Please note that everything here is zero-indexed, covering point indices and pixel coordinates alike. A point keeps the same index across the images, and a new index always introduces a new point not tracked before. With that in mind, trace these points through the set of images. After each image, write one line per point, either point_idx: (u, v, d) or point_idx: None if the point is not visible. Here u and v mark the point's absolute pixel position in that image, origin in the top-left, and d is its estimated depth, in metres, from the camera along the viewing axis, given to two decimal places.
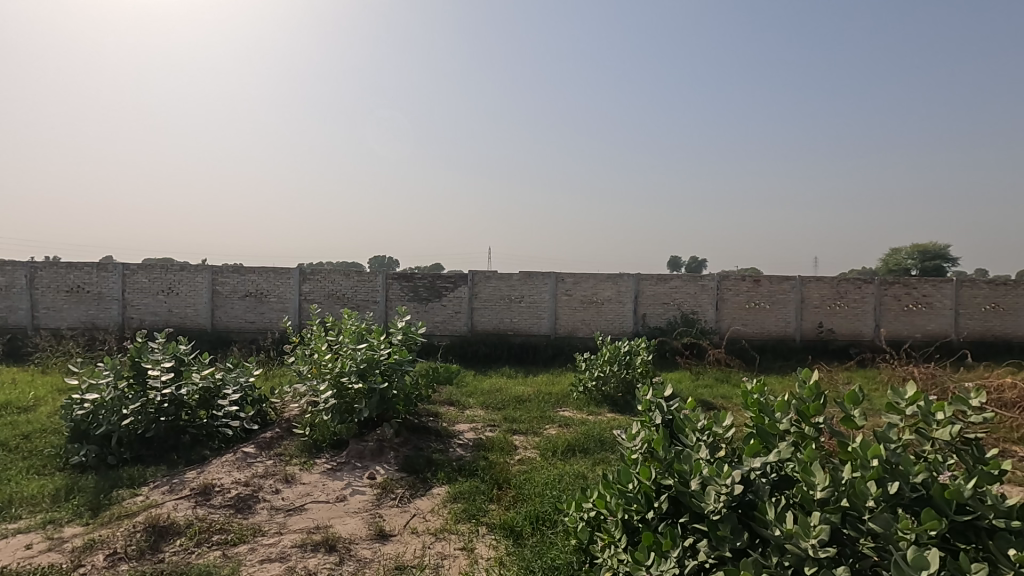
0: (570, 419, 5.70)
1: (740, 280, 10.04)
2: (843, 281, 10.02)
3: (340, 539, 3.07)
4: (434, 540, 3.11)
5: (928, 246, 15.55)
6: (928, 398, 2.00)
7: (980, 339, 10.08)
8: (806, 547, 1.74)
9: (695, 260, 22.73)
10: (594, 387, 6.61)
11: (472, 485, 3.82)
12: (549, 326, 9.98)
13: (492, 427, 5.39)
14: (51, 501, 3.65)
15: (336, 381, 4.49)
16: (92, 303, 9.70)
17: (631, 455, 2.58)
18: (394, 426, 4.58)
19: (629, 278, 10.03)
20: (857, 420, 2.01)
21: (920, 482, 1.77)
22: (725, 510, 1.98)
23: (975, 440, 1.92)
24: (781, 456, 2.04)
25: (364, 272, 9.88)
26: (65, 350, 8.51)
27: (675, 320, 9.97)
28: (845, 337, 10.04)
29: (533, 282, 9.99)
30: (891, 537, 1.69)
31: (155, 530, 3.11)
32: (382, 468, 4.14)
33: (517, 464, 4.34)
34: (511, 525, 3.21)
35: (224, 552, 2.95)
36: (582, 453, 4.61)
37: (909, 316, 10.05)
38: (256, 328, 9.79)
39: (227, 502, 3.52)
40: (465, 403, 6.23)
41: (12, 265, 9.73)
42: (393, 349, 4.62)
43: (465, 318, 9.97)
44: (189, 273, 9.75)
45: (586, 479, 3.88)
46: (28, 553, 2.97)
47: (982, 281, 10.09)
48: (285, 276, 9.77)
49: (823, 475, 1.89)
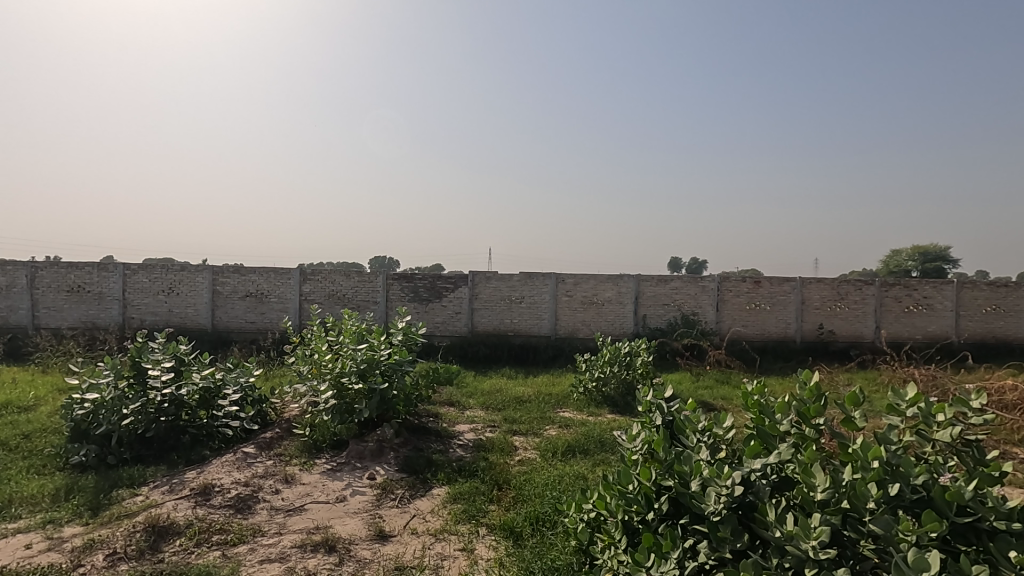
0: (570, 420, 5.69)
1: (741, 281, 10.04)
2: (844, 282, 10.01)
3: (339, 539, 3.07)
4: (434, 541, 3.11)
5: (928, 248, 15.58)
6: (928, 400, 2.00)
7: (980, 341, 10.08)
8: (806, 549, 1.74)
9: (695, 261, 22.75)
10: (594, 388, 6.60)
11: (472, 486, 3.81)
12: (550, 326, 9.98)
13: (493, 428, 5.39)
14: (51, 501, 3.65)
15: (336, 381, 4.49)
16: (93, 303, 9.70)
17: (631, 457, 2.57)
18: (394, 426, 4.58)
19: (629, 279, 10.03)
20: (857, 422, 2.01)
21: (921, 483, 1.77)
22: (725, 512, 1.98)
23: (975, 442, 1.91)
24: (782, 457, 2.04)
25: (365, 273, 9.88)
26: (66, 350, 8.51)
27: (675, 321, 9.97)
28: (845, 338, 10.03)
29: (533, 283, 9.99)
30: (891, 539, 1.68)
31: (154, 530, 3.10)
32: (382, 468, 4.13)
33: (517, 465, 4.34)
34: (511, 526, 3.20)
35: (224, 552, 2.95)
36: (582, 454, 4.61)
37: (910, 317, 10.04)
38: (257, 328, 9.80)
39: (226, 502, 3.52)
40: (465, 404, 6.22)
41: (12, 265, 9.74)
42: (394, 350, 4.63)
43: (466, 319, 9.97)
44: (190, 273, 9.75)
45: (586, 480, 3.88)
46: (27, 553, 2.97)
47: (983, 282, 10.08)
48: (285, 276, 9.77)
49: (823, 477, 1.89)
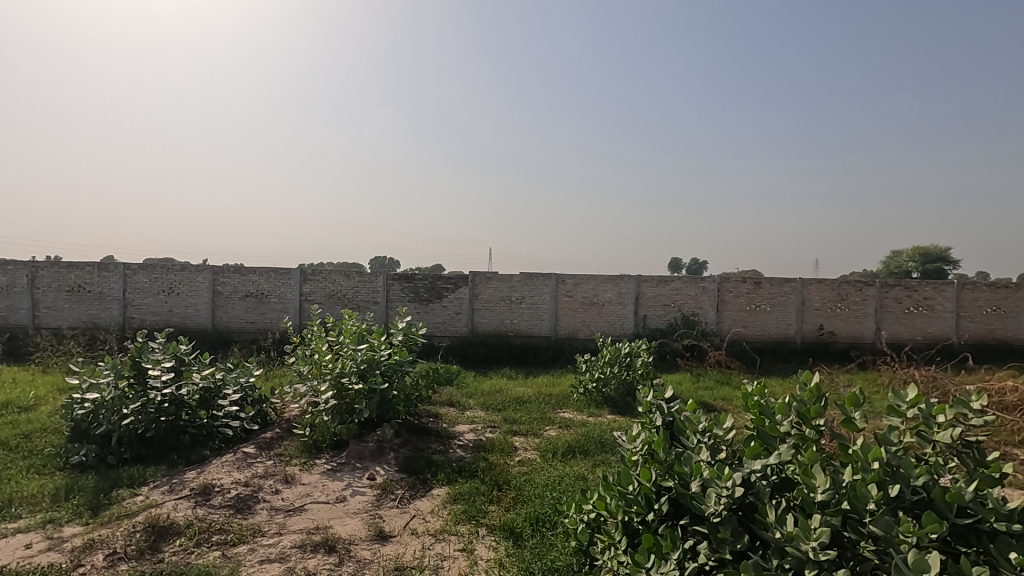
0: (570, 420, 5.69)
1: (741, 282, 10.04)
2: (844, 283, 10.01)
3: (339, 540, 3.07)
4: (434, 542, 3.11)
5: (929, 249, 15.62)
6: (928, 401, 1.99)
7: (980, 342, 10.07)
8: (806, 550, 1.74)
9: (694, 262, 22.75)
10: (594, 388, 6.61)
11: (471, 486, 3.81)
12: (550, 327, 9.98)
13: (492, 428, 5.39)
14: (51, 501, 3.65)
15: (336, 381, 4.49)
16: (93, 303, 9.71)
17: (631, 457, 2.57)
18: (394, 427, 4.58)
19: (630, 280, 10.03)
20: (857, 423, 2.01)
21: (921, 484, 1.77)
22: (725, 513, 1.97)
23: (975, 443, 1.91)
24: (782, 458, 2.04)
25: (365, 273, 9.89)
26: (66, 350, 8.51)
27: (676, 322, 9.97)
28: (845, 339, 10.03)
29: (533, 283, 9.99)
30: (891, 540, 1.68)
31: (155, 530, 3.10)
32: (382, 469, 4.13)
33: (517, 466, 4.34)
34: (511, 527, 3.20)
35: (224, 553, 2.95)
36: (582, 454, 4.60)
37: (910, 318, 10.04)
38: (257, 329, 9.80)
39: (227, 502, 3.52)
40: (465, 405, 6.22)
41: (12, 264, 9.74)
42: (394, 350, 4.63)
43: (466, 319, 9.97)
44: (190, 273, 9.75)
45: (586, 481, 3.88)
46: (27, 553, 2.97)
47: (983, 283, 10.07)
48: (285, 277, 9.77)
49: (823, 478, 1.90)
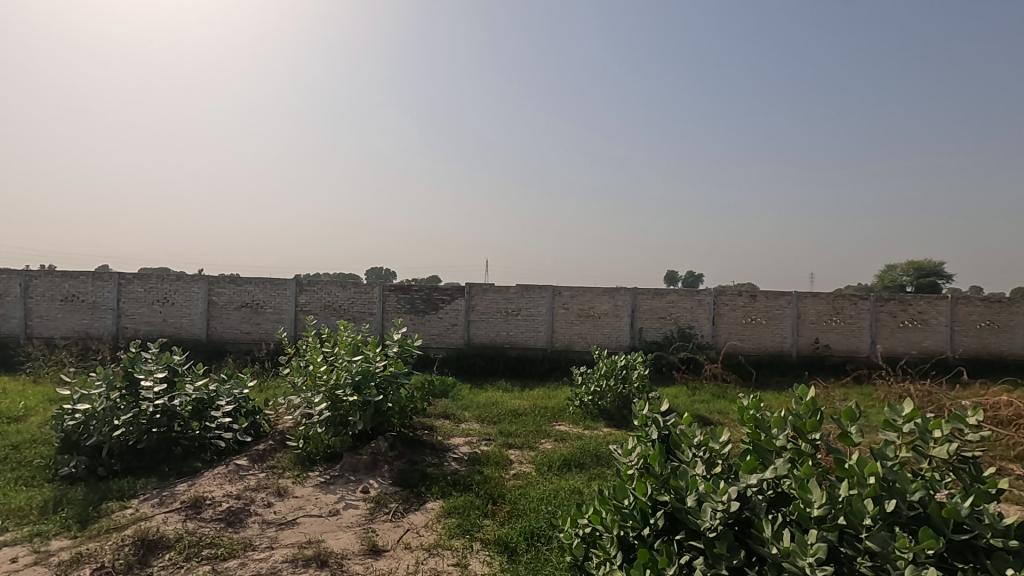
0: (566, 434, 5.65)
1: (738, 295, 10.05)
2: (839, 297, 10.04)
3: (332, 553, 3.03)
4: (427, 556, 3.07)
5: (922, 263, 15.71)
6: (924, 416, 1.98)
7: (975, 356, 10.11)
8: (802, 565, 1.71)
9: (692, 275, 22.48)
10: (589, 401, 6.58)
11: (466, 500, 3.77)
12: (545, 338, 9.96)
13: (488, 440, 5.37)
14: (38, 513, 3.59)
15: (330, 394, 4.48)
16: (87, 313, 9.65)
17: (627, 472, 2.53)
18: (388, 439, 4.57)
19: (625, 293, 10.04)
20: (854, 437, 1.99)
21: (917, 500, 1.77)
22: (721, 528, 1.97)
23: (971, 459, 1.90)
24: (778, 473, 2.02)
25: (361, 284, 9.85)
26: (58, 360, 8.46)
27: (672, 335, 9.98)
28: (841, 352, 10.04)
29: (530, 295, 9.99)
30: (888, 556, 1.67)
31: (143, 543, 3.06)
32: (376, 482, 4.09)
33: (512, 479, 4.30)
34: (505, 541, 3.16)
35: (214, 567, 2.90)
36: (578, 467, 4.58)
37: (904, 332, 10.08)
38: (251, 340, 9.74)
39: (218, 516, 3.47)
40: (460, 417, 6.19)
41: (5, 273, 9.67)
42: (389, 361, 4.62)
43: (461, 332, 9.94)
44: (185, 283, 9.73)
45: (582, 494, 3.87)
46: (13, 567, 2.92)
47: (977, 297, 10.12)
48: (281, 287, 9.74)
49: (820, 493, 1.88)
